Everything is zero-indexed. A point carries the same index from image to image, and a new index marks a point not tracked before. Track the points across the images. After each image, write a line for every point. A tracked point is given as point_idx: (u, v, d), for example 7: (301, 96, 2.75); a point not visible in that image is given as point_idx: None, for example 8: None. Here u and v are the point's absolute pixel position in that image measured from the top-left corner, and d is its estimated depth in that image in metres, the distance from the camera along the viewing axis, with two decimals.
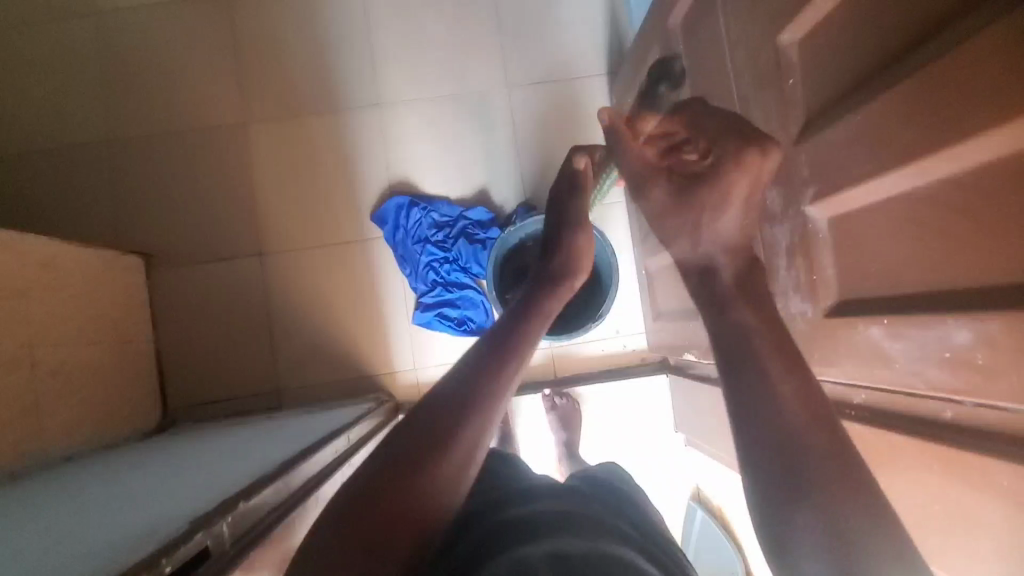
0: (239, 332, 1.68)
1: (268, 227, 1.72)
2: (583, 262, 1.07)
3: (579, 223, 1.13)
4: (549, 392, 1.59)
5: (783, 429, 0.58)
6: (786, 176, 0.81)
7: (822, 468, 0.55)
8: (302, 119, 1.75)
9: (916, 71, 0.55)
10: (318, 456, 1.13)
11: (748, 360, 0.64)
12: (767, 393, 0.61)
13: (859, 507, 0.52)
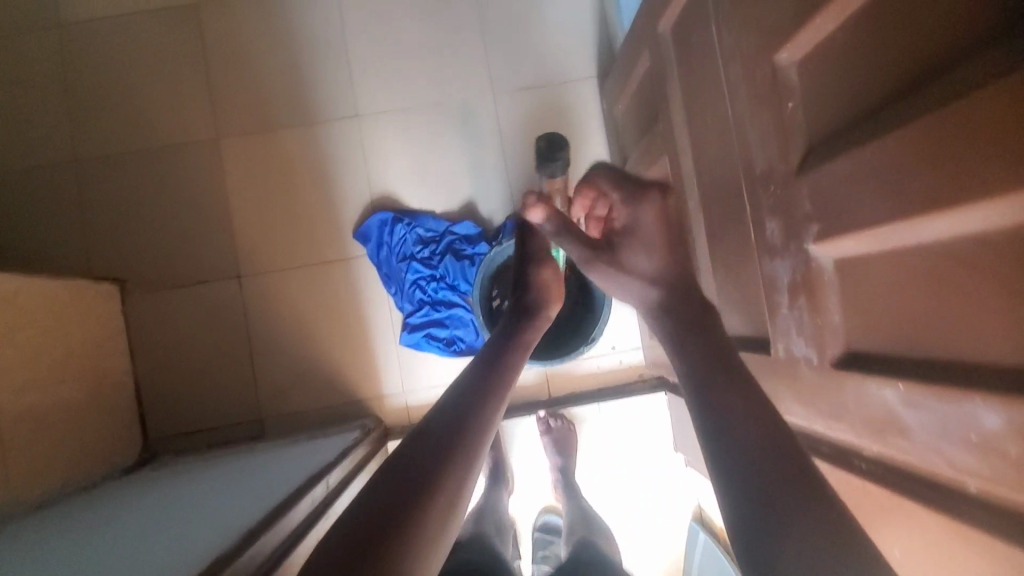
0: (221, 358, 1.63)
1: (246, 247, 1.65)
2: (552, 292, 1.10)
3: (542, 256, 1.12)
4: (544, 414, 1.52)
5: (753, 455, 0.58)
6: (787, 209, 0.74)
7: (771, 466, 0.56)
8: (279, 133, 1.68)
9: (940, 109, 0.47)
10: (311, 493, 1.15)
11: (715, 393, 0.64)
12: (733, 419, 0.61)
13: (807, 500, 0.53)
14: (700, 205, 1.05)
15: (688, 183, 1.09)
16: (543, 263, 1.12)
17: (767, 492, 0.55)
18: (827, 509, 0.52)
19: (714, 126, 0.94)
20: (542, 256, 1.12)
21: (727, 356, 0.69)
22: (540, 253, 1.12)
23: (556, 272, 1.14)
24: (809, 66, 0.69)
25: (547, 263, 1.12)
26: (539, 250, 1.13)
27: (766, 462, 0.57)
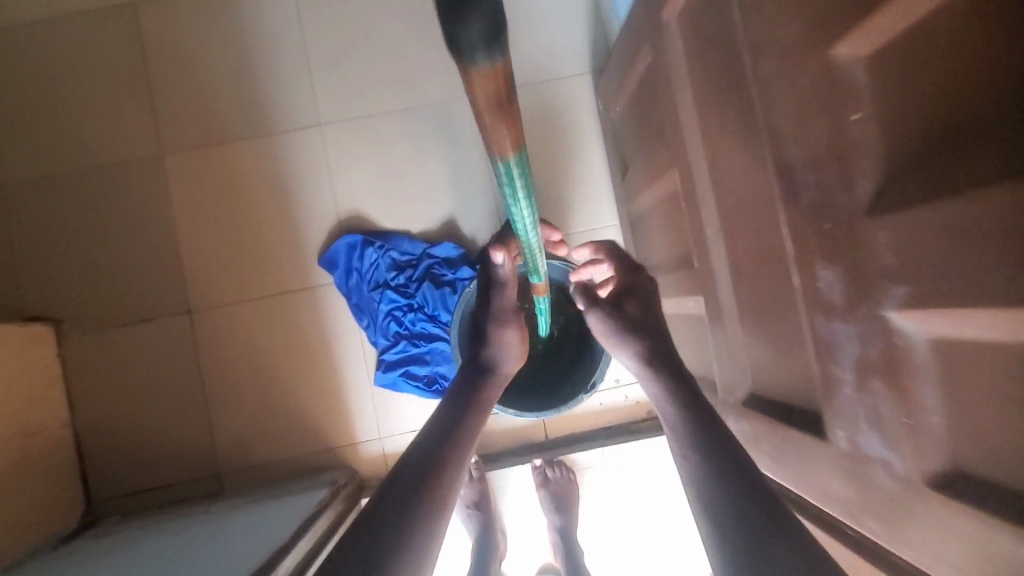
0: (173, 405, 1.43)
1: (198, 278, 1.46)
2: (513, 352, 1.01)
3: (501, 316, 1.00)
4: (540, 464, 1.34)
5: (737, 504, 0.65)
6: (859, 258, 0.54)
7: (718, 461, 0.70)
8: (231, 147, 1.48)
9: None
10: (296, 551, 1.05)
11: (704, 436, 0.73)
12: (716, 470, 0.69)
13: (747, 488, 0.66)
14: (719, 233, 0.86)
15: (702, 205, 0.89)
16: (502, 326, 1.00)
17: (702, 457, 0.71)
18: (763, 493, 0.65)
19: (738, 137, 0.74)
20: (502, 315, 1.00)
21: (685, 375, 0.83)
22: (499, 315, 1.01)
23: (521, 330, 1.02)
24: (881, 65, 0.50)
25: (507, 323, 1.00)
26: (500, 308, 1.01)
27: (699, 411, 0.77)
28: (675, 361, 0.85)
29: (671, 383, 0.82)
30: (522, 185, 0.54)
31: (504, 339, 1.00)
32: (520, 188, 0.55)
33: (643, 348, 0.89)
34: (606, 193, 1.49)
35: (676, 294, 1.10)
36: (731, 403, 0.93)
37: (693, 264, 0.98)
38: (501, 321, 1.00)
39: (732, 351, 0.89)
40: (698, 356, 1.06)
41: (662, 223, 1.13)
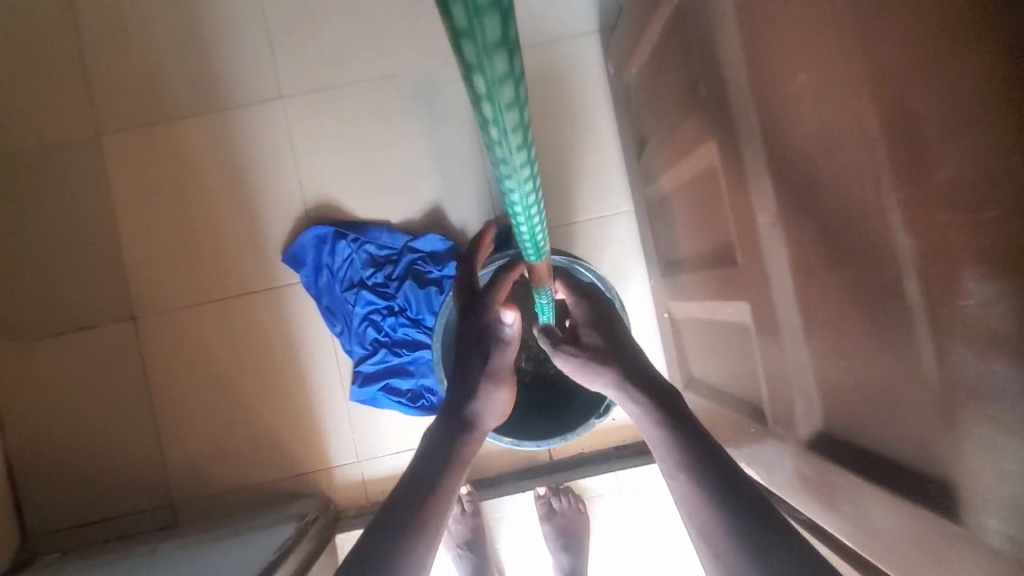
0: (120, 425, 1.24)
1: (145, 278, 1.26)
2: (500, 408, 0.90)
3: (495, 373, 0.89)
4: (545, 493, 1.15)
5: (727, 523, 0.65)
6: None
7: (700, 463, 0.71)
8: (180, 126, 1.27)
9: None
10: None
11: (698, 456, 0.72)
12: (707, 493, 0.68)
13: (729, 485, 0.67)
14: (777, 222, 0.65)
15: (751, 186, 0.69)
16: (495, 386, 0.88)
17: (688, 467, 0.72)
18: (744, 487, 0.67)
19: (815, 89, 0.53)
20: (494, 375, 0.88)
21: (659, 383, 0.83)
22: (490, 375, 0.89)
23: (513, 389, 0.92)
24: None
25: (499, 384, 0.89)
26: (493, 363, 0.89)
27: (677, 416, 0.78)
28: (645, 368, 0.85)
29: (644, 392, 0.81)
30: (500, 52, 0.37)
31: (493, 397, 0.89)
32: (495, 55, 0.37)
33: (618, 367, 0.85)
34: (617, 173, 1.28)
35: (708, 296, 0.90)
36: (783, 437, 0.73)
37: (735, 261, 0.78)
38: (496, 376, 0.89)
39: (789, 376, 0.69)
40: (737, 373, 0.86)
41: (689, 210, 0.93)
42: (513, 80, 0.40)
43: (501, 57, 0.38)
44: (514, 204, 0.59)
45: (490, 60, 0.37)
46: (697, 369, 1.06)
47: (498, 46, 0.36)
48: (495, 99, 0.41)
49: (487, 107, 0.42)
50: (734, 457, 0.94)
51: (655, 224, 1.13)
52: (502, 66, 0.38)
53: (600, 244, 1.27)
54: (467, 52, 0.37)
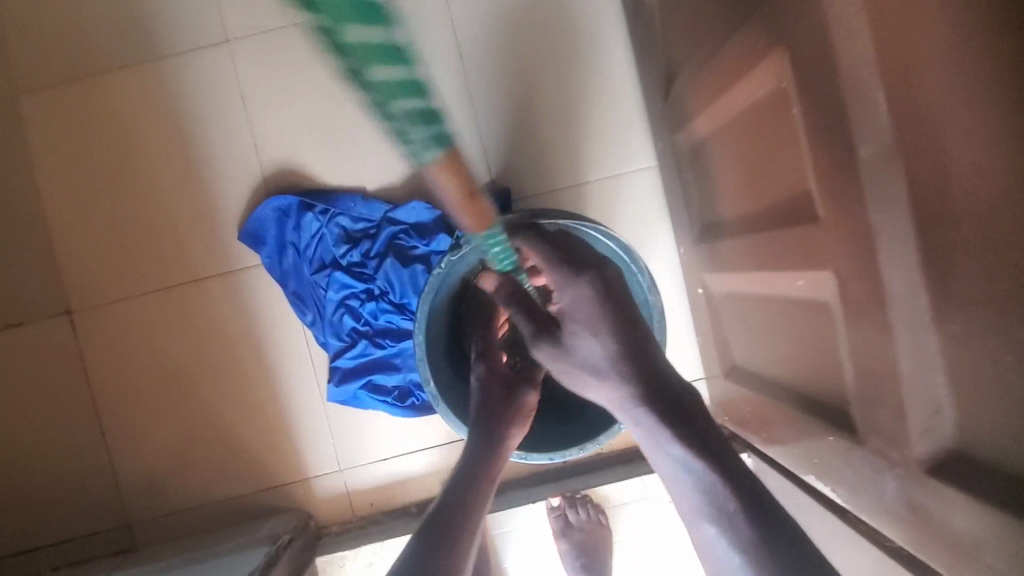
0: (59, 438, 1.06)
1: (78, 266, 1.06)
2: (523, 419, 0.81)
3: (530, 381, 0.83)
4: (558, 505, 0.99)
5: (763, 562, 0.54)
6: None
7: (733, 502, 0.58)
8: (107, 80, 1.05)
9: None
10: None
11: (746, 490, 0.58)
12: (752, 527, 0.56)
13: (770, 526, 0.55)
14: (896, 155, 0.45)
15: (851, 106, 0.48)
16: (533, 392, 0.82)
17: (711, 509, 0.59)
18: (787, 528, 0.55)
19: None
20: (531, 383, 0.83)
21: (675, 384, 0.69)
22: (528, 386, 0.83)
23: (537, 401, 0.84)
24: None
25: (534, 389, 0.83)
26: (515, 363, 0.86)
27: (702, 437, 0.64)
28: (653, 362, 0.70)
29: (653, 399, 0.67)
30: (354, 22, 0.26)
31: (530, 406, 0.82)
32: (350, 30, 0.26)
33: (631, 376, 0.69)
34: (635, 123, 1.06)
35: (766, 266, 0.70)
36: (882, 453, 0.55)
37: (815, 216, 0.58)
38: (526, 379, 0.83)
39: (900, 373, 0.49)
40: (804, 364, 0.67)
41: (740, 156, 0.72)
42: (395, 59, 0.30)
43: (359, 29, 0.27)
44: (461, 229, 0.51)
45: (342, 27, 0.26)
46: (742, 355, 0.87)
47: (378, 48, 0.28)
48: (382, 86, 0.30)
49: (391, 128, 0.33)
50: (793, 465, 0.76)
51: (685, 180, 0.93)
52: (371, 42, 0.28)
53: (616, 208, 1.07)
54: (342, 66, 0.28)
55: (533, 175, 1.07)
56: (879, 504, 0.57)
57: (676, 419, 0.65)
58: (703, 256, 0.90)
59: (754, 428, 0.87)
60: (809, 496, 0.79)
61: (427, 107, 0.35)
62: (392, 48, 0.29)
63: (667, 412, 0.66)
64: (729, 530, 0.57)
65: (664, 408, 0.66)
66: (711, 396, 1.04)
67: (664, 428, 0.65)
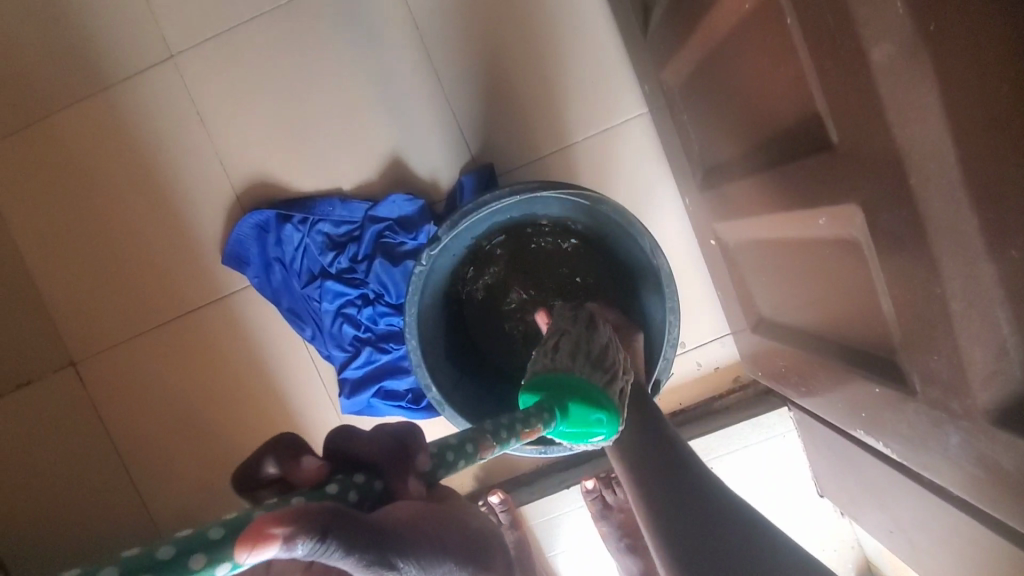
0: (86, 498, 1.03)
1: (71, 317, 1.03)
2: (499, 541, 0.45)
3: (396, 558, 0.31)
4: (593, 488, 0.94)
5: (710, 516, 0.53)
6: None
7: (687, 485, 0.56)
8: (60, 121, 1.01)
9: None
10: None
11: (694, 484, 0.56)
12: (696, 490, 0.55)
13: (714, 499, 0.55)
14: (922, 52, 0.37)
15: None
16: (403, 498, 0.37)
17: (651, 492, 0.57)
18: (719, 495, 0.55)
19: None
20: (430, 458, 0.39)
21: (652, 410, 0.65)
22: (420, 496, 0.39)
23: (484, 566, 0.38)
24: None
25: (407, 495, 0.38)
26: (389, 532, 0.31)
27: (656, 434, 0.61)
28: (666, 438, 0.61)
29: (651, 465, 0.58)
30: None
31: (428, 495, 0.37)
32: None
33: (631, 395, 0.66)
34: (617, 69, 0.97)
35: (779, 207, 0.62)
36: (941, 404, 0.47)
37: (827, 142, 0.49)
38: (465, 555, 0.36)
39: (951, 313, 0.42)
40: (838, 310, 0.60)
41: (735, 86, 0.63)
42: (190, 547, 0.27)
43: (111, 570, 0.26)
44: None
45: None
46: (768, 306, 0.79)
47: None
48: None
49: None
50: (839, 418, 0.69)
51: (679, 123, 0.84)
52: (147, 568, 0.26)
53: (609, 166, 0.98)
54: None
55: (515, 145, 0.99)
56: (942, 457, 0.50)
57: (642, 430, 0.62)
58: (711, 203, 0.82)
59: (791, 382, 0.80)
60: (858, 448, 0.72)
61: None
62: None
63: (664, 488, 0.56)
64: (667, 501, 0.55)
65: (666, 483, 0.57)
66: (741, 351, 0.97)
67: (637, 436, 0.61)
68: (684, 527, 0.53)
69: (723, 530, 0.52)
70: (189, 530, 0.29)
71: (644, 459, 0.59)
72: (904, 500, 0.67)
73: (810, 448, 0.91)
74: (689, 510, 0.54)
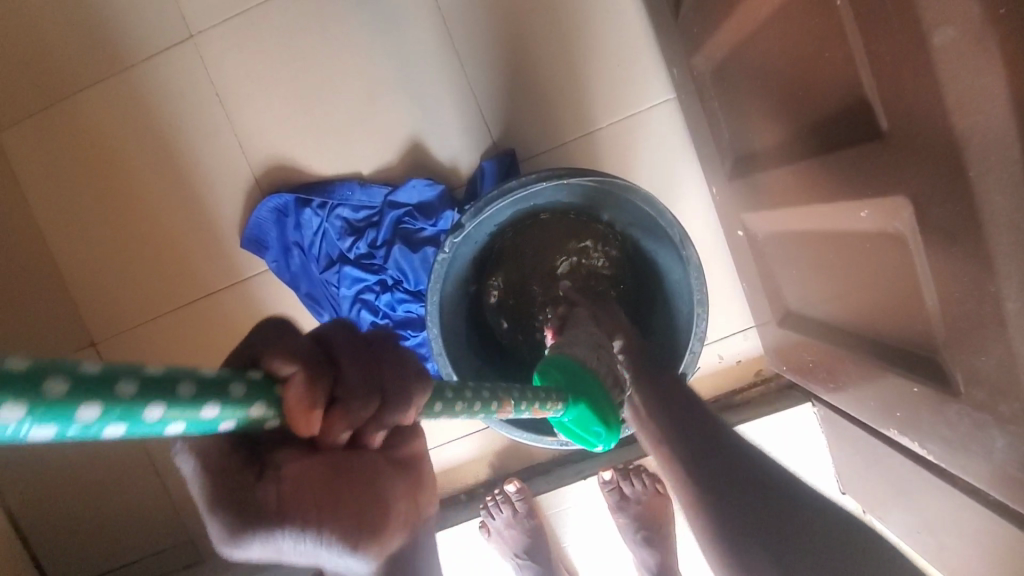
0: (107, 477, 1.06)
1: (92, 302, 1.04)
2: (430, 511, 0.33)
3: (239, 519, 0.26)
4: (612, 479, 0.94)
5: (768, 486, 0.53)
6: None
7: (733, 463, 0.56)
8: (82, 103, 1.00)
9: None
10: None
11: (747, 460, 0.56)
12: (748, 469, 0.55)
13: (767, 476, 0.54)
14: (988, 37, 0.34)
15: None
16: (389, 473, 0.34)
17: (688, 466, 0.57)
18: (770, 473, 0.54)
19: None
20: None
21: (689, 396, 0.65)
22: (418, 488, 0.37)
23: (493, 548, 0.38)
24: None
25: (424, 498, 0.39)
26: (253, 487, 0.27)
27: (698, 418, 0.62)
28: (705, 413, 0.63)
29: (690, 440, 0.59)
30: (127, 419, 0.21)
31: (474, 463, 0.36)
32: (59, 427, 0.19)
33: (648, 375, 0.67)
34: (645, 53, 0.94)
35: (817, 198, 0.60)
36: (987, 407, 0.45)
37: (876, 130, 0.47)
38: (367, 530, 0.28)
39: (1006, 314, 0.40)
40: (875, 308, 0.58)
41: (773, 71, 0.61)
42: (225, 406, 0.25)
43: (89, 406, 0.19)
44: (148, 423, 0.22)
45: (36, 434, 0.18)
46: (796, 299, 0.77)
47: (73, 407, 0.19)
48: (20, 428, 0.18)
49: (123, 397, 0.20)
50: (872, 416, 0.68)
51: (710, 109, 0.81)
52: (164, 395, 0.22)
53: (635, 153, 0.96)
54: (92, 400, 0.20)
55: (539, 130, 0.97)
56: (985, 460, 0.49)
57: (677, 410, 0.63)
58: (741, 191, 0.80)
59: (819, 378, 0.78)
60: (888, 447, 0.71)
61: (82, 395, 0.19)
62: (94, 403, 0.20)
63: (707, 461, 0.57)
64: (712, 473, 0.55)
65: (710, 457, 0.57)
66: (765, 345, 0.95)
67: (670, 414, 0.63)
68: (728, 493, 0.53)
69: (784, 501, 0.51)
70: (154, 408, 0.22)
71: (685, 438, 0.60)
72: (934, 501, 0.65)
73: (834, 444, 0.90)
74: (739, 482, 0.54)
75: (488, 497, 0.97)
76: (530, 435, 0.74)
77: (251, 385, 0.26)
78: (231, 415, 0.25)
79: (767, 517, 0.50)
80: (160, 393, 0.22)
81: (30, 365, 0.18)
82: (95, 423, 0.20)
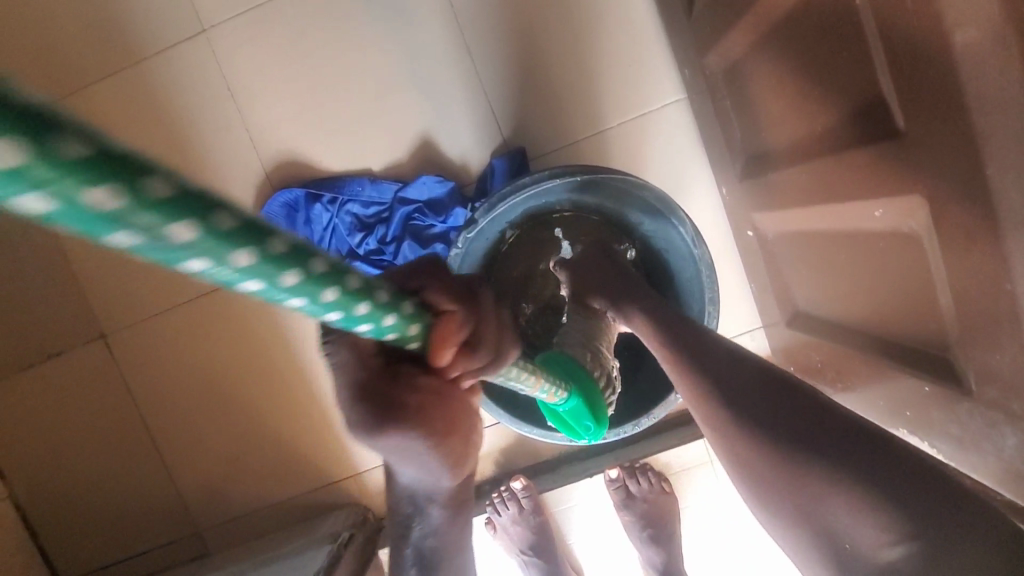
0: (114, 468, 1.06)
1: (101, 294, 1.04)
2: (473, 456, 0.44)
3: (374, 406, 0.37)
4: (619, 477, 0.94)
5: (853, 436, 0.47)
6: None
7: (802, 414, 0.50)
8: (95, 96, 1.01)
9: None
10: None
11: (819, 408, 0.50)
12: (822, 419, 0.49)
13: (847, 426, 0.48)
14: (1008, 34, 0.34)
15: None
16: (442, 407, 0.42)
17: (742, 422, 0.53)
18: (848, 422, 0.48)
19: None
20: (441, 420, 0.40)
21: (728, 348, 0.60)
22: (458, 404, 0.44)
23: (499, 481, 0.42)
24: None
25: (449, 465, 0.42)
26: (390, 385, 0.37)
27: (756, 370, 0.56)
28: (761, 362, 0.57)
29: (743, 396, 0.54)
30: (192, 220, 0.21)
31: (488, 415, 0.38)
32: (125, 197, 0.19)
33: (676, 331, 0.63)
34: (656, 52, 0.94)
35: (831, 198, 0.60)
36: (1000, 405, 0.46)
37: (892, 129, 0.48)
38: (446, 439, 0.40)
39: (1021, 310, 0.40)
40: (888, 308, 0.58)
41: (787, 70, 0.61)
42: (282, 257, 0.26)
43: (158, 184, 0.20)
44: (210, 230, 0.22)
45: (100, 197, 0.18)
46: (805, 299, 0.78)
47: (143, 181, 0.19)
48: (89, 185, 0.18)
49: (186, 191, 0.21)
50: (881, 416, 0.68)
51: (721, 109, 0.82)
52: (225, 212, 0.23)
53: (645, 152, 0.96)
54: (159, 183, 0.20)
55: (549, 128, 0.97)
56: (996, 459, 0.49)
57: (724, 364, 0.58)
58: (752, 191, 0.80)
59: (827, 378, 0.78)
60: None
61: (152, 176, 0.20)
62: (158, 185, 0.20)
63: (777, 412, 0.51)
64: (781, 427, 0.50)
65: (781, 407, 0.52)
66: (772, 345, 0.95)
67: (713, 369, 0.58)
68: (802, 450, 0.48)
69: (870, 454, 0.46)
70: (177, 225, 0.21)
71: (737, 394, 0.55)
72: None
73: None
74: (814, 436, 0.48)
75: (494, 494, 0.97)
76: (541, 430, 0.75)
77: (410, 312, 0.35)
78: (285, 264, 0.26)
79: (846, 470, 0.46)
80: (189, 214, 0.21)
81: (48, 113, 0.17)
82: (114, 214, 0.19)
